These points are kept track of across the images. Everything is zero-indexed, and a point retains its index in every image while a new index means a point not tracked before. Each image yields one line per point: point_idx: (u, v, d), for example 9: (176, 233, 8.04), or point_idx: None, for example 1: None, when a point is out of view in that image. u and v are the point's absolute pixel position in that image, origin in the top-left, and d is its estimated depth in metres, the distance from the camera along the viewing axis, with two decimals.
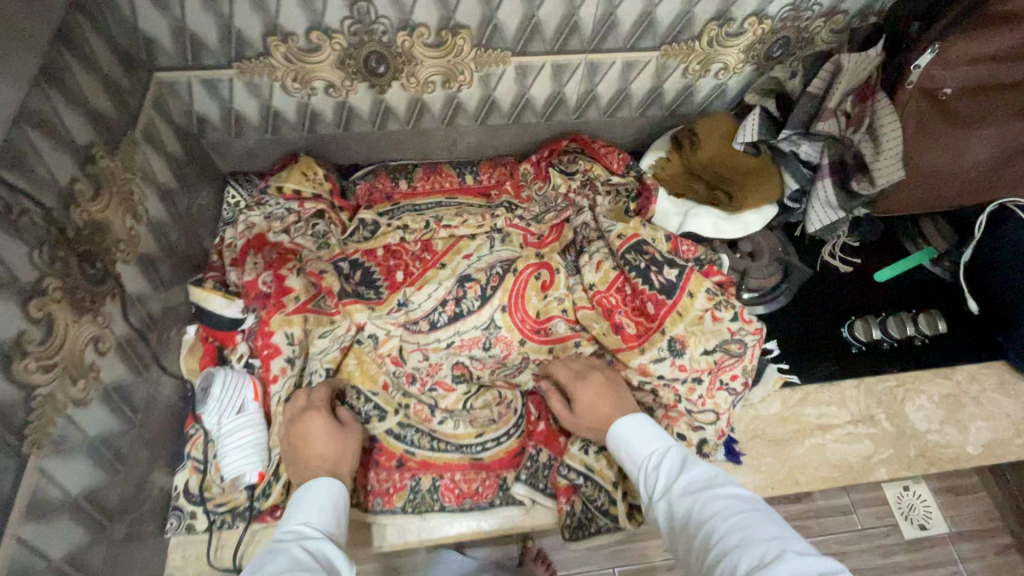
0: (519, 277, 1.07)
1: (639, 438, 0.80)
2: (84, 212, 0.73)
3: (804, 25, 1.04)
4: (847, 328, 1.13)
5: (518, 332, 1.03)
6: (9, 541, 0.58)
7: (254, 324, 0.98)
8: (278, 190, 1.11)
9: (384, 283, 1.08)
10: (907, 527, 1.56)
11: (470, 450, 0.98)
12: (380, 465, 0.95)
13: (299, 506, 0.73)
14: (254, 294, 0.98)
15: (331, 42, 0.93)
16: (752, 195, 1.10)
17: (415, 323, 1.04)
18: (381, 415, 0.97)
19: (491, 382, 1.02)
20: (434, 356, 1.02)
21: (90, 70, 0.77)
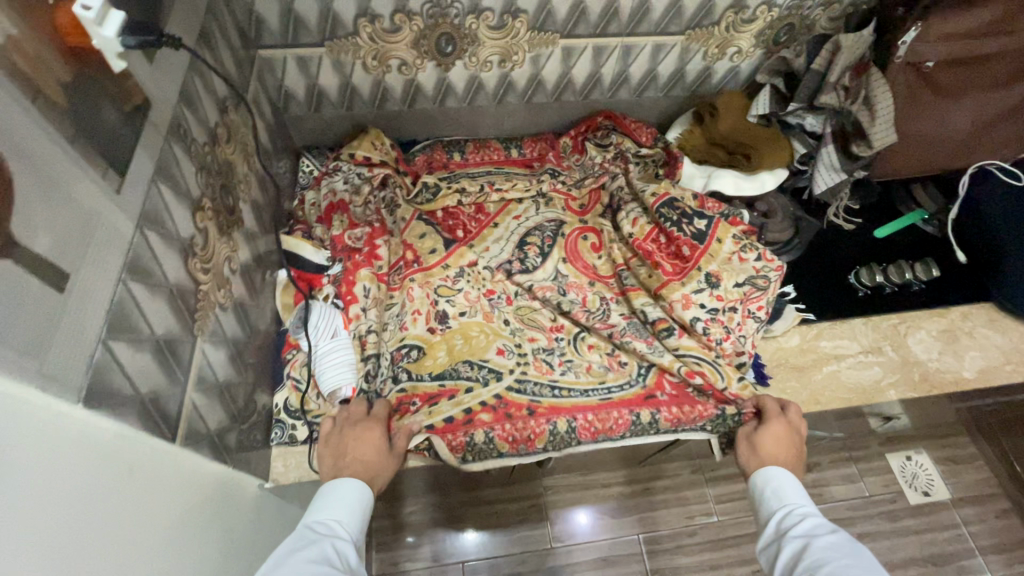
0: (569, 239, 1.23)
1: (791, 490, 0.79)
2: (221, 151, 0.87)
3: (805, 13, 1.22)
4: (852, 275, 1.28)
5: (585, 276, 1.17)
6: (187, 402, 0.71)
7: (339, 272, 1.11)
8: (349, 158, 1.24)
9: (449, 236, 1.22)
10: (912, 493, 1.68)
11: (595, 393, 1.04)
12: (514, 417, 0.99)
13: (328, 499, 0.74)
14: (341, 247, 1.12)
15: (410, 24, 1.09)
16: (766, 158, 1.26)
17: (495, 296, 1.15)
18: (497, 375, 1.04)
19: (598, 331, 1.11)
20: (512, 291, 1.16)
21: (224, 40, 0.92)
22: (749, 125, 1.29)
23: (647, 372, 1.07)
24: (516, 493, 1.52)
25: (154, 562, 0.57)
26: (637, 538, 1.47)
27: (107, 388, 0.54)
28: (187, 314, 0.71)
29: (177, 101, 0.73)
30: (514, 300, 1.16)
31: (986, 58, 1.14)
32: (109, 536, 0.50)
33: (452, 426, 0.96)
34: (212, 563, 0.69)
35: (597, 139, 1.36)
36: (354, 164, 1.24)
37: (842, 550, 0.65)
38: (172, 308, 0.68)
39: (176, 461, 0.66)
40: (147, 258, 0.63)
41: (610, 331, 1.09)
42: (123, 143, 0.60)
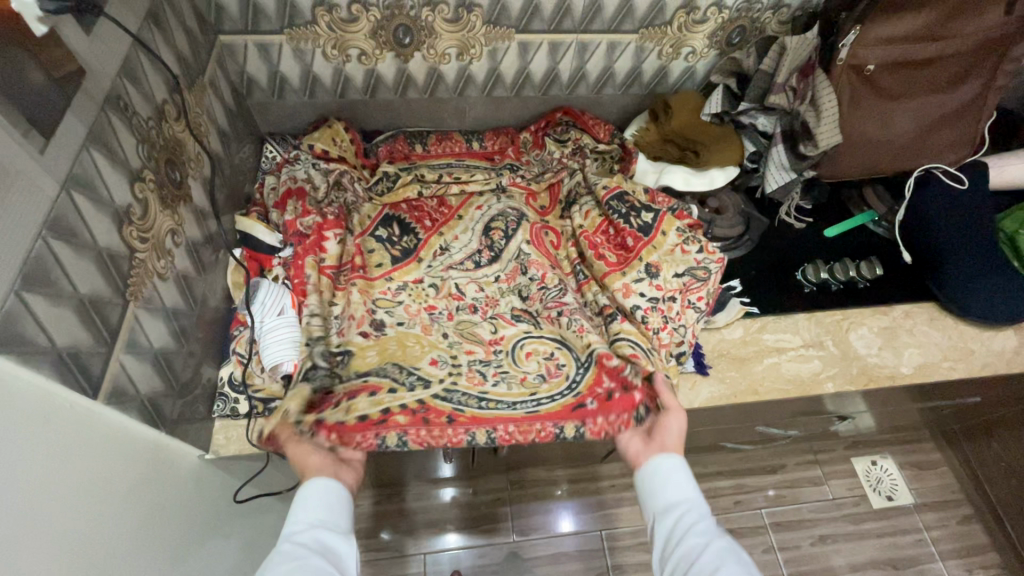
0: (533, 227, 1.26)
1: (679, 486, 0.82)
2: (170, 128, 0.90)
3: (755, 16, 1.26)
4: (800, 271, 1.30)
5: (548, 257, 1.22)
6: (116, 364, 0.73)
7: (289, 255, 1.14)
8: (309, 148, 1.27)
9: (419, 228, 1.26)
10: (874, 497, 1.68)
11: (523, 405, 0.98)
12: (432, 423, 0.93)
13: (302, 502, 0.78)
14: (292, 232, 1.14)
15: (367, 15, 1.13)
16: (715, 155, 1.29)
17: (436, 312, 1.15)
18: (425, 383, 0.99)
19: (543, 333, 1.11)
20: (455, 305, 1.17)
21: (179, 22, 0.95)
22: (702, 123, 1.33)
23: (588, 362, 1.03)
24: (479, 486, 1.54)
25: (59, 510, 0.58)
26: (600, 534, 1.49)
27: (16, 335, 0.56)
28: (119, 279, 0.73)
29: (116, 74, 0.75)
30: (456, 314, 1.16)
31: (926, 62, 1.18)
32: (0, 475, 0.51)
33: (364, 426, 0.89)
34: (131, 522, 0.71)
35: (556, 135, 1.39)
36: (312, 156, 1.27)
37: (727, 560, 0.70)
38: (101, 271, 0.70)
39: (97, 419, 0.67)
40: (72, 219, 0.65)
41: (559, 310, 1.12)
42: (49, 106, 0.63)
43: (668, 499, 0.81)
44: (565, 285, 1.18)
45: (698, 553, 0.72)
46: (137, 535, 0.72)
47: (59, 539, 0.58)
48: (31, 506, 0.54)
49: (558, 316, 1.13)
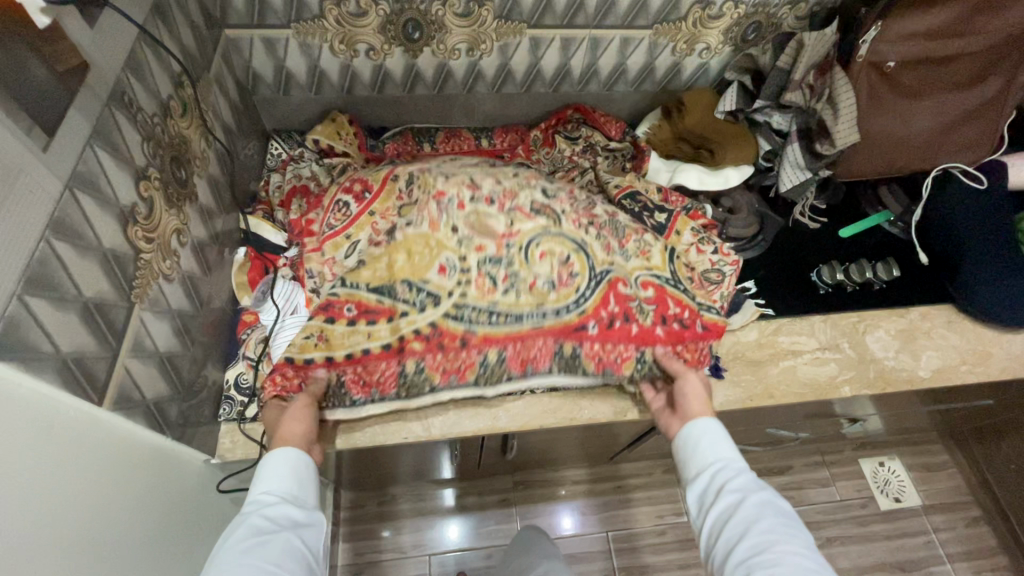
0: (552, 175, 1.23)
1: (724, 442, 0.81)
2: (175, 124, 0.88)
3: (772, 12, 1.23)
4: (814, 272, 1.28)
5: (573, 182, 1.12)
6: (120, 370, 0.70)
7: (295, 255, 1.09)
8: (314, 143, 1.25)
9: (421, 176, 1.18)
10: (882, 499, 1.66)
11: (531, 318, 0.96)
12: (445, 346, 0.94)
13: (268, 471, 0.75)
14: (297, 231, 1.11)
15: (376, 8, 1.10)
16: (730, 154, 1.26)
17: (444, 200, 0.99)
18: (434, 300, 0.94)
19: (561, 232, 1.01)
20: (467, 194, 1.01)
21: (184, 16, 0.93)
22: (714, 120, 1.31)
23: (599, 278, 1.00)
24: (486, 487, 1.52)
25: (64, 521, 0.56)
26: (606, 535, 1.47)
27: (20, 343, 0.54)
28: (124, 281, 0.71)
29: (122, 68, 0.73)
30: (468, 204, 1.00)
31: (946, 59, 1.17)
32: (2, 489, 0.49)
33: (386, 355, 0.92)
34: (137, 531, 0.68)
35: (566, 133, 1.37)
36: (318, 153, 1.26)
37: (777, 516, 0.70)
38: (106, 272, 0.68)
39: (102, 426, 0.65)
40: (77, 219, 0.63)
41: (590, 219, 1.05)
42: (52, 102, 0.60)
43: (709, 453, 0.80)
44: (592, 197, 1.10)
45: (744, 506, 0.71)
46: (143, 545, 0.69)
47: (65, 552, 0.56)
48: (35, 517, 0.52)
49: (586, 223, 1.04)
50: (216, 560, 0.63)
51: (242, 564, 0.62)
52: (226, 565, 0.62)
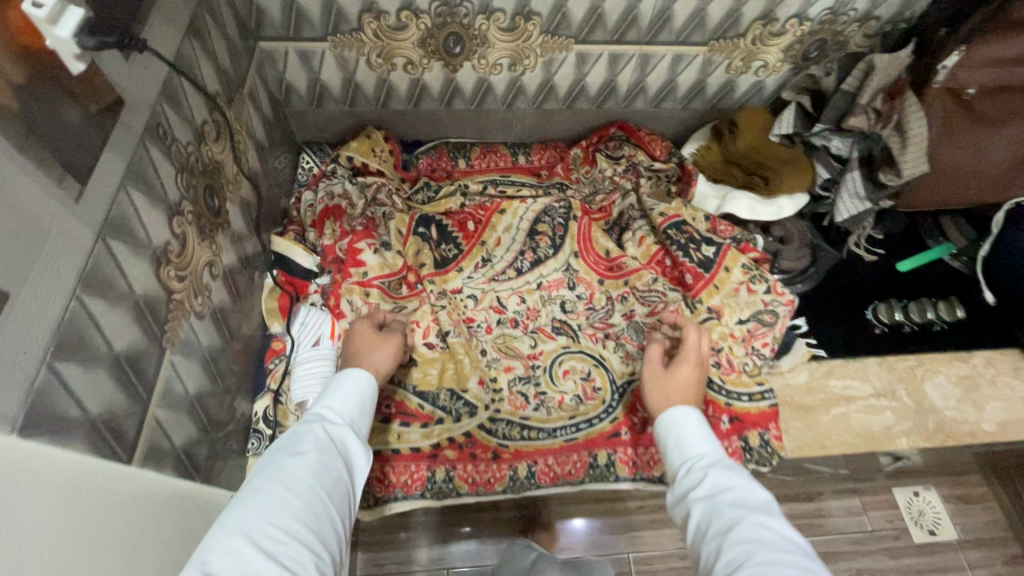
0: (581, 223, 1.22)
1: (695, 437, 0.73)
2: (209, 150, 0.84)
3: (839, 28, 1.13)
4: (870, 310, 1.20)
5: (596, 273, 1.17)
6: (151, 421, 0.67)
7: (328, 283, 1.06)
8: (348, 161, 1.21)
9: (459, 235, 1.20)
10: (916, 532, 1.44)
11: (563, 433, 1.00)
12: (477, 458, 0.98)
13: (332, 390, 0.75)
14: (331, 258, 1.07)
15: (417, 22, 1.04)
16: (787, 181, 1.17)
17: (475, 325, 1.10)
18: (471, 411, 1.00)
19: (581, 348, 1.09)
20: (495, 318, 1.11)
21: (220, 34, 0.88)
22: (769, 144, 1.23)
23: (623, 389, 1.04)
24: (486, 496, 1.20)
25: None
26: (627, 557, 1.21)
27: (50, 413, 0.50)
28: (156, 327, 0.68)
29: (156, 99, 0.69)
30: (496, 328, 1.10)
31: None
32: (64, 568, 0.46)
33: (417, 457, 0.96)
34: None
35: (609, 152, 1.30)
36: (352, 170, 1.21)
37: (759, 520, 0.58)
38: (138, 320, 0.64)
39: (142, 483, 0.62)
40: (110, 269, 0.59)
41: (605, 332, 1.11)
42: (85, 146, 0.56)
43: (681, 458, 0.72)
44: (613, 303, 1.14)
45: (720, 516, 0.60)
46: None
47: None
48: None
49: (602, 337, 1.11)
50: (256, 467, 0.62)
51: (276, 475, 0.59)
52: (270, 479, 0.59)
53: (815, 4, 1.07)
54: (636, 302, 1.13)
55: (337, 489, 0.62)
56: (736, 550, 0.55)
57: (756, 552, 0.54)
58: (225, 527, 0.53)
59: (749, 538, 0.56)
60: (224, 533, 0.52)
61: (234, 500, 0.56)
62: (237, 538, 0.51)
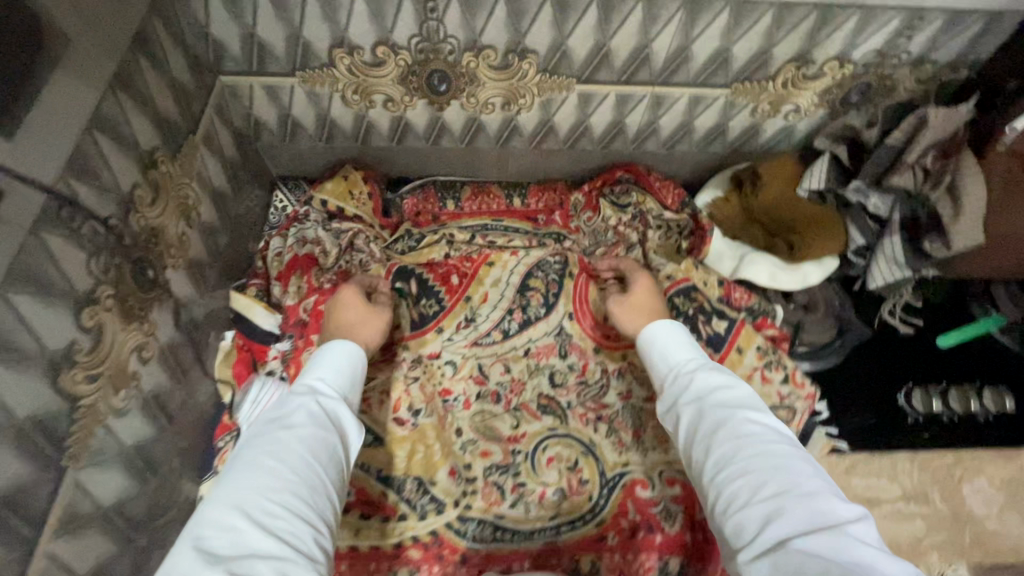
0: (577, 282, 1.09)
1: (677, 347, 0.76)
2: (142, 217, 0.73)
3: (887, 72, 0.97)
4: (904, 395, 1.05)
5: (590, 340, 1.05)
6: (40, 558, 0.58)
7: (288, 348, 0.96)
8: (322, 205, 1.10)
9: (441, 289, 1.08)
10: None
11: (542, 535, 0.89)
12: (444, 559, 0.88)
13: (317, 361, 0.74)
14: (292, 320, 0.96)
15: (396, 58, 0.91)
16: (814, 247, 1.03)
17: (451, 398, 0.99)
18: (438, 508, 0.90)
19: (569, 432, 0.97)
20: (474, 391, 1.00)
21: (161, 78, 0.77)
22: (797, 199, 1.07)
23: (614, 484, 0.93)
24: None
25: None
26: None
27: None
28: (49, 448, 0.58)
29: (59, 178, 0.58)
30: (474, 404, 0.99)
31: None
32: None
33: (377, 554, 0.86)
34: None
35: (615, 198, 1.17)
36: (325, 214, 1.10)
37: (755, 428, 0.61)
38: (20, 450, 0.55)
39: None
40: None
41: (597, 415, 0.99)
42: None
43: (665, 370, 0.75)
44: (608, 378, 1.02)
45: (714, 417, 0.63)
46: None
47: None
48: None
49: (593, 419, 0.99)
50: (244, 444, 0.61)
51: (262, 452, 0.58)
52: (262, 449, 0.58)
53: (861, 46, 0.91)
54: (636, 383, 1.01)
55: (328, 461, 0.60)
56: (732, 456, 0.58)
57: (758, 456, 0.57)
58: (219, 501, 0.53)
59: (751, 446, 0.58)
60: (217, 512, 0.51)
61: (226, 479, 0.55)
62: (231, 515, 0.51)
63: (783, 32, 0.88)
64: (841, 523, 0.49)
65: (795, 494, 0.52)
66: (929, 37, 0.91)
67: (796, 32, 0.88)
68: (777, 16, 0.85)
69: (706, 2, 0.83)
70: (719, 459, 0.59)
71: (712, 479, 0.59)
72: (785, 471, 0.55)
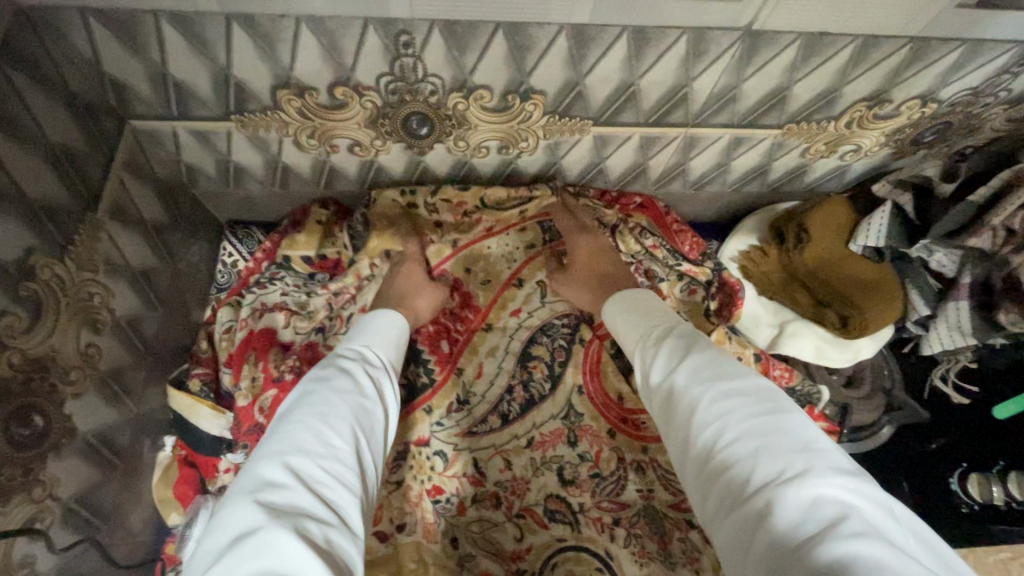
0: (588, 351, 0.93)
1: (641, 319, 0.69)
2: (16, 352, 0.53)
3: (977, 111, 0.79)
4: (957, 480, 0.93)
5: (605, 422, 0.89)
6: None
7: (241, 459, 0.78)
8: (304, 263, 0.93)
9: (432, 359, 0.90)
10: None
11: None
12: None
13: (363, 333, 0.70)
14: (246, 426, 0.78)
15: (361, 100, 0.69)
16: (876, 320, 0.87)
17: (442, 501, 0.84)
18: None
19: (582, 543, 0.82)
20: (470, 492, 0.85)
21: (22, 150, 0.55)
22: (847, 256, 0.90)
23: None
24: None
25: None
26: None
27: None
28: None
29: None
30: (470, 510, 0.84)
31: None
32: None
33: None
34: None
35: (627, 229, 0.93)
36: (305, 276, 0.92)
37: (773, 415, 0.49)
38: None
39: None
40: None
41: (617, 518, 0.84)
42: None
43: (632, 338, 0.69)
44: (626, 471, 0.87)
45: (715, 407, 0.52)
46: None
47: None
48: None
49: (610, 524, 0.83)
50: (293, 400, 0.58)
51: (311, 412, 0.55)
52: (305, 412, 0.55)
53: (953, 83, 0.72)
54: (658, 478, 0.86)
55: (372, 430, 0.58)
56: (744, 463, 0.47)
57: (783, 462, 0.45)
58: (265, 456, 0.50)
59: (767, 444, 0.47)
60: (267, 468, 0.48)
61: (274, 437, 0.52)
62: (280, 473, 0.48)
63: (863, 69, 0.69)
64: (895, 552, 0.38)
65: (837, 514, 0.41)
66: None
67: (878, 68, 0.69)
68: (858, 50, 0.66)
69: (772, 35, 0.63)
70: (727, 464, 0.48)
71: (703, 454, 0.51)
72: (820, 479, 0.43)
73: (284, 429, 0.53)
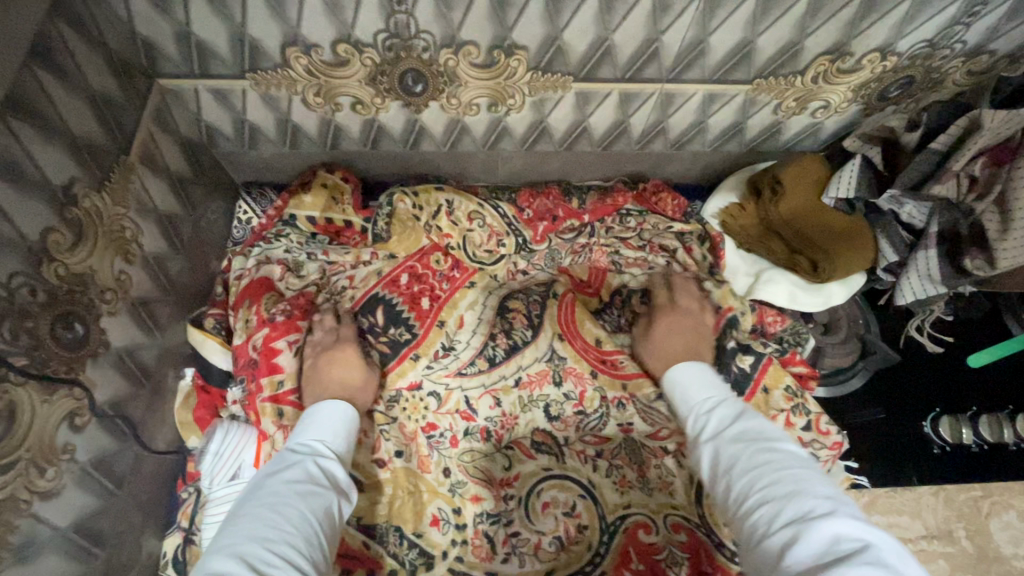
0: (563, 303, 0.98)
1: (696, 381, 0.76)
2: (61, 265, 0.62)
3: (936, 64, 0.84)
4: (930, 424, 0.98)
5: (587, 364, 0.93)
6: None
7: (241, 394, 0.87)
8: (308, 222, 1.00)
9: (411, 314, 0.95)
10: None
11: None
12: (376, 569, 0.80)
13: (314, 420, 0.75)
14: (241, 362, 0.86)
15: (362, 57, 0.77)
16: (844, 266, 0.92)
17: (436, 434, 0.90)
18: (428, 563, 0.81)
19: (567, 472, 0.87)
20: (462, 427, 0.91)
21: (67, 95, 0.64)
22: (823, 209, 0.96)
23: (614, 528, 0.83)
24: None
25: None
26: None
27: None
28: None
29: None
30: (462, 442, 0.90)
31: None
32: None
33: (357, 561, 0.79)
34: None
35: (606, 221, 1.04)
36: (309, 234, 1.00)
37: (803, 474, 0.58)
38: None
39: None
40: None
41: (600, 450, 0.89)
42: None
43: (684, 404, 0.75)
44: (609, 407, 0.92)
45: (758, 458, 0.61)
46: None
47: None
48: None
49: (593, 455, 0.89)
50: (244, 499, 0.63)
51: (261, 507, 0.60)
52: (254, 509, 0.60)
53: (908, 35, 0.78)
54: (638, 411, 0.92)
55: (323, 513, 0.63)
56: (782, 501, 0.55)
57: (812, 504, 0.53)
58: (218, 547, 0.55)
59: (796, 493, 0.55)
60: (217, 559, 0.53)
61: (224, 534, 0.57)
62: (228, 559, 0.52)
63: (820, 20, 0.75)
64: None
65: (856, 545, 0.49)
66: (988, 24, 0.78)
67: (834, 20, 0.75)
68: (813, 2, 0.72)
69: None
70: (758, 508, 0.57)
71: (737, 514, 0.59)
72: (844, 521, 0.51)
73: (234, 526, 0.58)
